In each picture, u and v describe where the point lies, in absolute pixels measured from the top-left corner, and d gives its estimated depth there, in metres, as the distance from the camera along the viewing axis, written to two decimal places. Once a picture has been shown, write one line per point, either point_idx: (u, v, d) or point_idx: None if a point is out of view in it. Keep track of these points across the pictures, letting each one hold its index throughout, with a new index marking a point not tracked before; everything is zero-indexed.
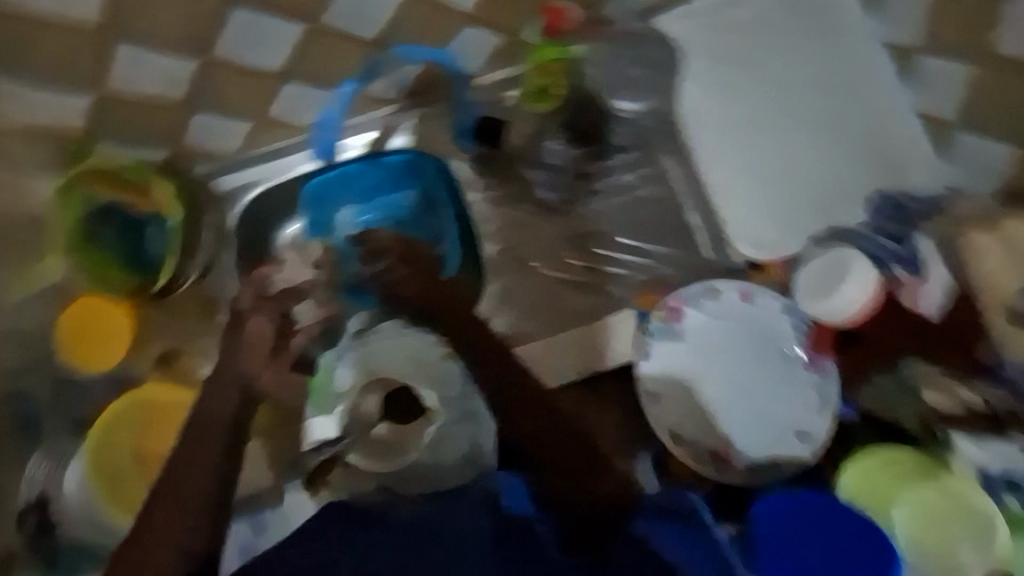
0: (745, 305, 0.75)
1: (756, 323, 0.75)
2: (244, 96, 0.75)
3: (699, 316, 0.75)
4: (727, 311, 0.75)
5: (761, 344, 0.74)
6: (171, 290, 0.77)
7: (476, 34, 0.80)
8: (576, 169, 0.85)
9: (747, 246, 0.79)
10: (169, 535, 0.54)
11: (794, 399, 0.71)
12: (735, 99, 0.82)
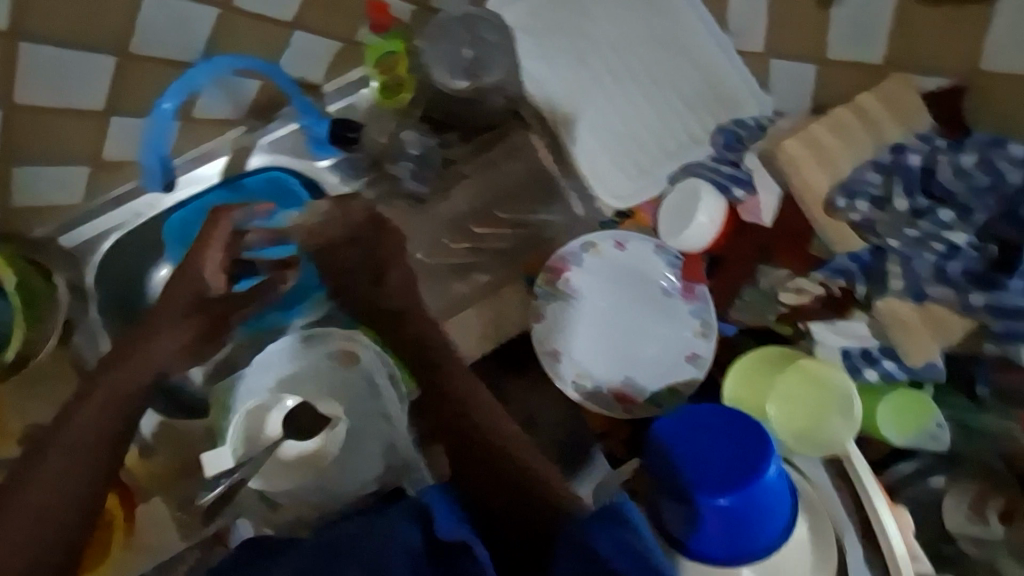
0: (623, 254, 0.80)
1: (633, 270, 0.80)
2: (74, 152, 0.68)
3: (585, 273, 0.81)
4: (607, 264, 0.81)
5: (640, 290, 0.80)
6: (29, 358, 0.72)
7: (308, 38, 0.76)
8: (438, 155, 0.86)
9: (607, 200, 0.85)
10: (58, 483, 0.51)
11: (674, 333, 0.78)
12: (572, 63, 0.87)
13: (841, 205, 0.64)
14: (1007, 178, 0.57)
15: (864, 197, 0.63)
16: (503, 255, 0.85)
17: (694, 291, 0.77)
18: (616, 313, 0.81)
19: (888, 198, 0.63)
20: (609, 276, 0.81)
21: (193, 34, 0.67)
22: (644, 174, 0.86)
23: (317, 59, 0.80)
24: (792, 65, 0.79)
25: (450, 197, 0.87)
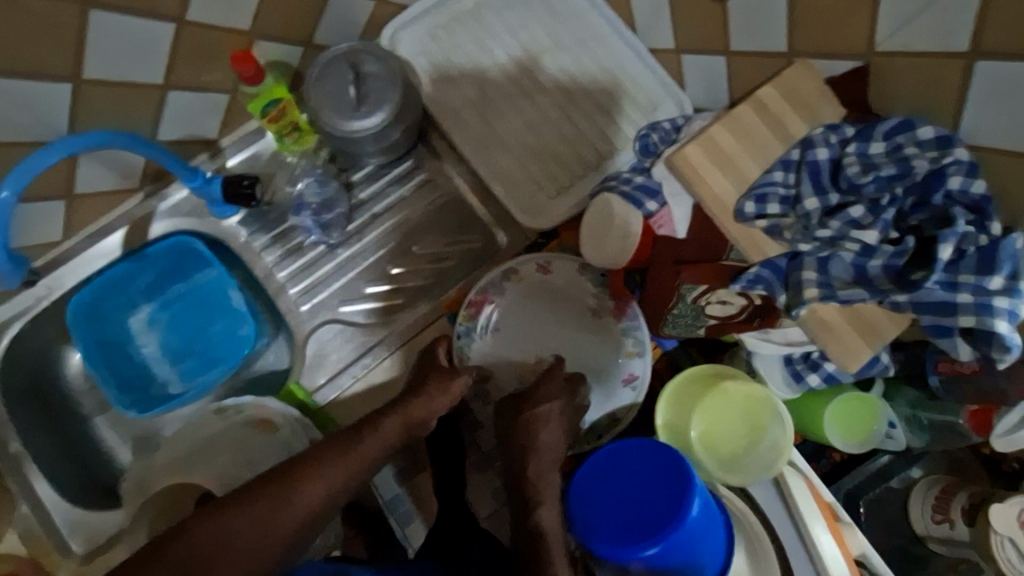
0: (546, 280, 0.77)
1: (562, 294, 0.78)
2: None
3: (503, 304, 0.77)
4: (531, 292, 0.78)
5: (568, 314, 0.77)
6: None
7: (186, 96, 0.72)
8: (346, 197, 0.84)
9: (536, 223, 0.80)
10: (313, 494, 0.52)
11: (604, 356, 0.74)
12: (479, 82, 0.83)
13: (750, 211, 0.61)
14: (913, 167, 0.54)
15: (773, 199, 0.60)
16: (423, 291, 0.83)
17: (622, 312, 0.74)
18: (542, 344, 0.77)
19: (795, 198, 0.61)
20: (526, 306, 0.78)
21: (53, 112, 0.62)
22: (565, 190, 0.81)
23: (205, 116, 0.76)
24: (701, 59, 0.75)
25: (365, 239, 0.84)
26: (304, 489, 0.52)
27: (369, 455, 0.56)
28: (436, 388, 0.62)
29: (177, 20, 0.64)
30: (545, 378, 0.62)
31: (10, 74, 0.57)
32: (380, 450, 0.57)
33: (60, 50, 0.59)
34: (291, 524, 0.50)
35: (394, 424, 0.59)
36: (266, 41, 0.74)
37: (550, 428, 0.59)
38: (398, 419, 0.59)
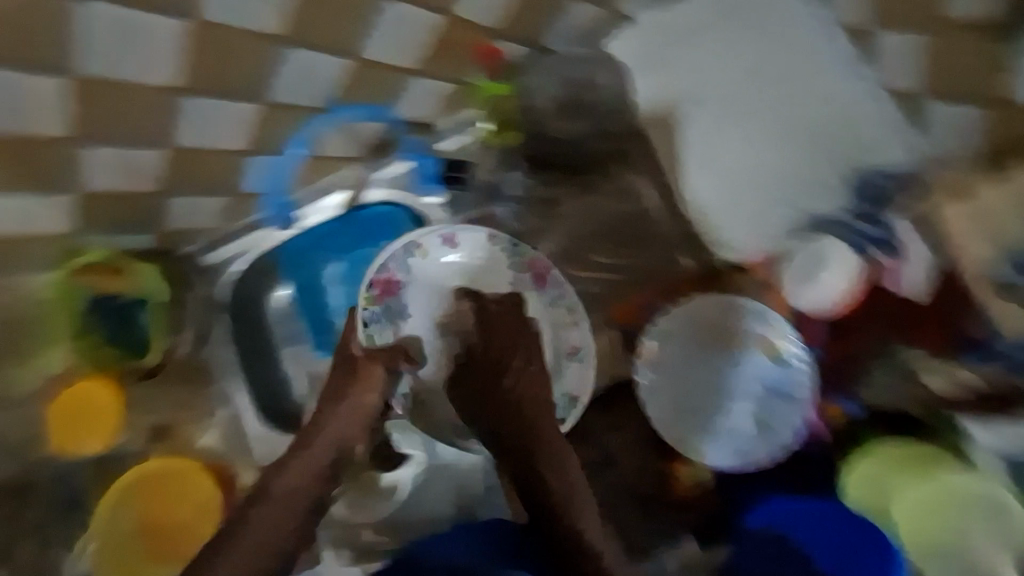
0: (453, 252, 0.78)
1: (450, 267, 0.78)
2: (202, 187, 0.75)
3: (417, 286, 0.77)
4: (431, 271, 0.78)
5: (704, 341, 0.76)
6: (160, 367, 0.80)
7: (424, 81, 0.78)
8: (537, 193, 0.85)
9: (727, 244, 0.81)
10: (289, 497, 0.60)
11: (670, 369, 0.76)
12: (687, 99, 0.82)
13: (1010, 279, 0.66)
14: None
15: None
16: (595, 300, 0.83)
17: (543, 280, 0.79)
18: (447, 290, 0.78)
19: None
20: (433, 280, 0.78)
21: (324, 79, 0.71)
22: (742, 218, 0.81)
23: (430, 98, 0.81)
24: (954, 111, 0.73)
25: (547, 237, 0.86)
26: (247, 530, 0.58)
27: (296, 493, 0.60)
28: (360, 383, 0.65)
29: (441, 13, 0.72)
30: (485, 323, 0.70)
31: (308, 44, 0.66)
32: (308, 480, 0.61)
33: (347, 26, 0.67)
34: (266, 556, 0.58)
35: (307, 461, 0.62)
36: (501, 39, 0.78)
37: (542, 413, 0.67)
38: (302, 459, 0.62)
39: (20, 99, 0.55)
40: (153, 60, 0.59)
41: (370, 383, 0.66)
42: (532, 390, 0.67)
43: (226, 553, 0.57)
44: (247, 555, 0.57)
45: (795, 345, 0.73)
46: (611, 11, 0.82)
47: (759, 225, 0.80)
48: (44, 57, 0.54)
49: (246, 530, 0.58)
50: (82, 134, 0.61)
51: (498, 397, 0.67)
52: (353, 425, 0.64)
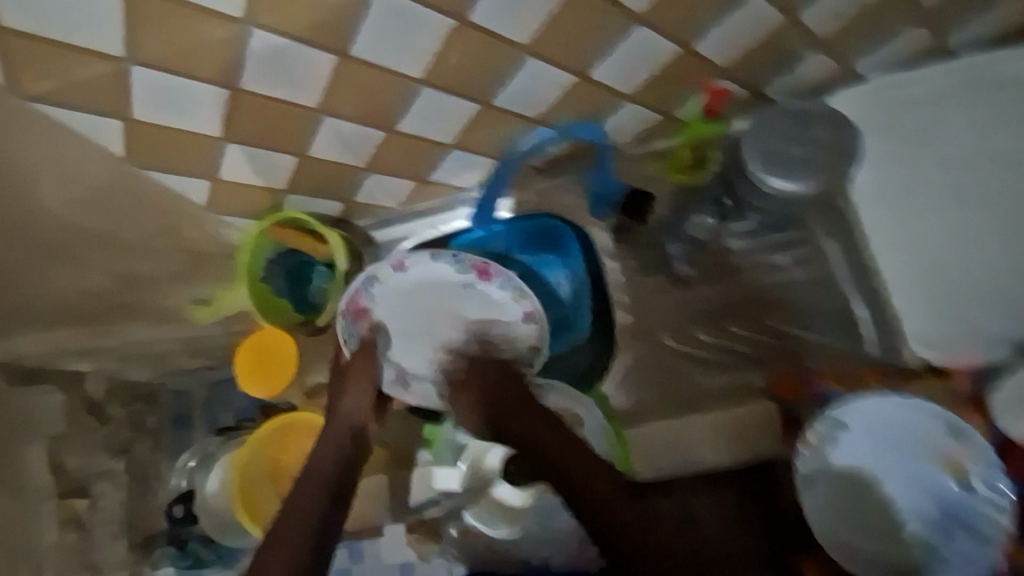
0: (407, 273, 0.71)
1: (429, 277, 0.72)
2: (399, 171, 0.81)
3: (384, 306, 0.73)
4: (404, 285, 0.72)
5: (891, 443, 0.66)
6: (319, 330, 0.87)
7: (634, 107, 0.76)
8: (717, 243, 0.81)
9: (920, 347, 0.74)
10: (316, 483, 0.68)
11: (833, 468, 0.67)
12: (908, 174, 0.76)
13: None
14: None
15: None
16: (755, 363, 0.79)
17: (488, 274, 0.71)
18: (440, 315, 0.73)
19: None
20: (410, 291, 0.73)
21: (543, 92, 0.70)
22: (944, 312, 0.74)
23: (630, 124, 0.79)
24: None
25: (716, 287, 0.82)
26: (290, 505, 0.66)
27: (323, 474, 0.68)
28: (353, 379, 0.72)
29: (681, 43, 0.67)
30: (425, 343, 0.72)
31: (544, 58, 0.65)
32: (332, 452, 0.70)
33: (588, 45, 0.64)
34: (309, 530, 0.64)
35: (325, 447, 0.70)
36: (727, 77, 0.73)
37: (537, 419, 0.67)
38: (326, 440, 0.71)
39: (289, 74, 0.60)
40: (409, 54, 0.60)
41: (363, 373, 0.73)
42: (460, 370, 0.71)
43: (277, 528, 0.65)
44: (294, 526, 0.64)
45: (984, 471, 0.63)
46: (846, 69, 0.76)
47: (963, 327, 0.73)
48: (319, 39, 0.56)
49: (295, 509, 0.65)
50: (324, 109, 0.66)
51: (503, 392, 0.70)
52: (360, 409, 0.72)
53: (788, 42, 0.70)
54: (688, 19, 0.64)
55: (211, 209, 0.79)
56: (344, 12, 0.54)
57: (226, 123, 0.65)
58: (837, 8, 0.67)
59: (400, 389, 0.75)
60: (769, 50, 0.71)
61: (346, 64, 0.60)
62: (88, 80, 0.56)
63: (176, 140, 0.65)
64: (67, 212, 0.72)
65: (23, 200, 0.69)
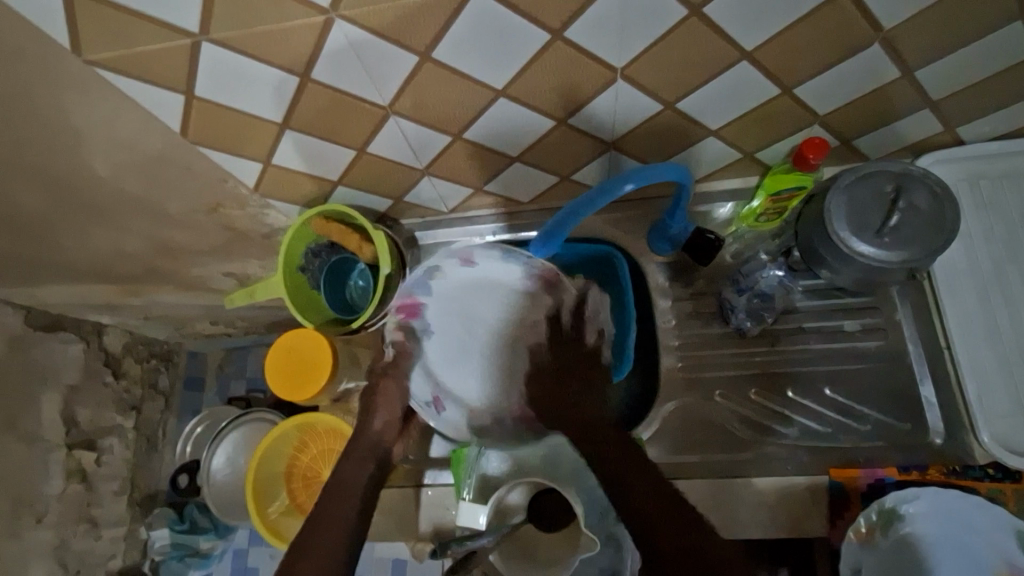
0: (471, 269, 0.75)
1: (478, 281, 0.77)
2: (458, 178, 0.77)
3: (435, 304, 0.76)
4: (452, 285, 0.76)
5: (966, 539, 0.65)
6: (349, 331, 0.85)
7: (717, 144, 0.71)
8: (783, 299, 0.78)
9: (1002, 442, 0.68)
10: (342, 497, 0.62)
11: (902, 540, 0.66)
12: (996, 253, 0.73)
13: None
14: None
15: None
16: (809, 438, 0.75)
17: (557, 284, 0.73)
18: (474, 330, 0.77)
19: None
20: (462, 289, 0.77)
21: (625, 118, 0.66)
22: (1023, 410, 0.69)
23: (706, 161, 0.75)
24: None
25: (777, 348, 0.78)
26: (317, 525, 0.59)
27: (352, 493, 0.63)
28: (386, 397, 0.71)
29: (784, 87, 0.62)
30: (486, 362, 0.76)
31: (635, 85, 0.61)
32: (362, 468, 0.65)
33: (686, 77, 0.60)
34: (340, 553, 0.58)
35: (355, 467, 0.65)
36: (822, 126, 0.68)
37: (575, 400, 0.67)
38: (355, 458, 0.66)
39: (366, 70, 0.56)
40: (495, 65, 0.56)
41: (392, 393, 0.72)
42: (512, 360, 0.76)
43: (307, 547, 0.58)
44: (320, 540, 0.58)
45: None
46: (946, 130, 0.71)
47: None
48: (405, 39, 0.52)
49: (325, 517, 0.60)
50: (395, 109, 0.62)
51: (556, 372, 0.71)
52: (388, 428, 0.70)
53: (898, 99, 0.64)
54: (800, 64, 0.59)
55: (258, 192, 0.76)
56: (437, 16, 0.50)
57: (291, 110, 0.61)
58: (963, 73, 0.61)
59: (433, 411, 0.75)
60: (877, 104, 0.65)
61: (427, 67, 0.56)
62: (157, 52, 0.52)
63: (237, 122, 0.62)
64: (116, 177, 0.69)
65: (71, 162, 0.66)
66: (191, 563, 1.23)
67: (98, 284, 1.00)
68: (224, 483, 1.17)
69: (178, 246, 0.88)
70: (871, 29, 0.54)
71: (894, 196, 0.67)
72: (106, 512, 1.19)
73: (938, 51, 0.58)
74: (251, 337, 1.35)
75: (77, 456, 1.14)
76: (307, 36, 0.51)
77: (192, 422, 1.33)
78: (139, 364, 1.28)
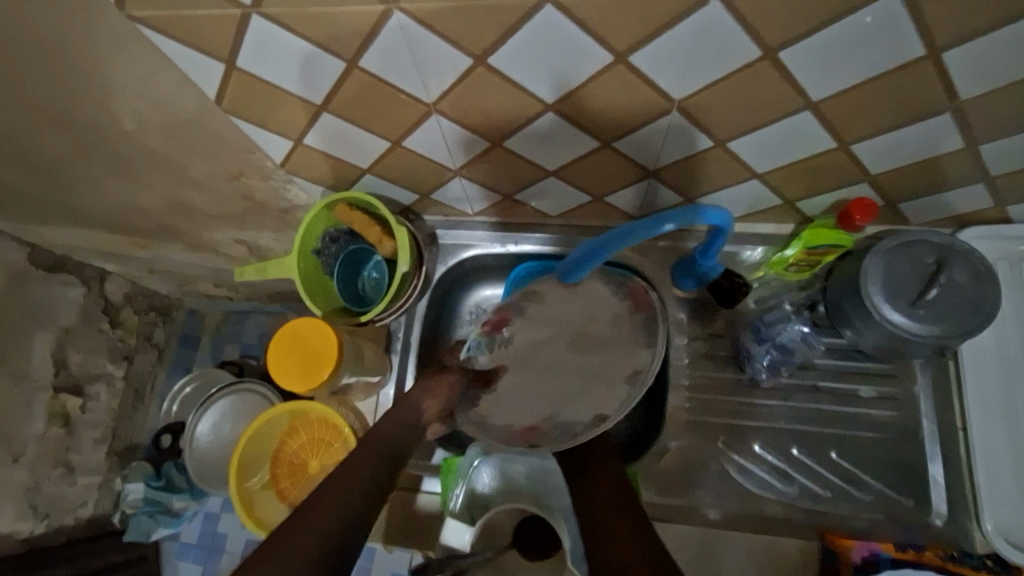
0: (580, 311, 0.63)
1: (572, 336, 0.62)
2: (490, 183, 0.75)
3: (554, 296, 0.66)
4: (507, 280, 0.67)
5: None
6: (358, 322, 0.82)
7: (760, 188, 0.69)
8: (804, 355, 0.76)
9: (1009, 534, 0.66)
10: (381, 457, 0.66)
11: None
12: None
13: None
14: None
15: None
16: (809, 499, 0.73)
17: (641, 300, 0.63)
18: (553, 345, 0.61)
19: None
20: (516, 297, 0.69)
21: (673, 149, 0.64)
22: None
23: (744, 203, 0.73)
24: None
25: (787, 404, 0.76)
26: (355, 461, 0.64)
27: (384, 441, 0.68)
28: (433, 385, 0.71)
29: (841, 143, 0.60)
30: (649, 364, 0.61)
31: (691, 118, 0.58)
32: (400, 428, 0.70)
33: (744, 119, 0.58)
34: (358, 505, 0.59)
35: (368, 463, 0.64)
36: (871, 186, 0.66)
37: (618, 510, 0.59)
38: (392, 415, 0.71)
39: (416, 63, 0.53)
40: (550, 79, 0.54)
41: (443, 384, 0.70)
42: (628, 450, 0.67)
43: (324, 497, 0.58)
44: (336, 491, 0.59)
45: None
46: (996, 208, 0.69)
47: None
48: (462, 40, 0.50)
49: (364, 456, 0.65)
50: (437, 107, 0.60)
51: (605, 476, 0.65)
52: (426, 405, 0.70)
53: (956, 171, 0.62)
54: (865, 121, 0.56)
55: (284, 168, 0.74)
56: (500, 22, 0.47)
57: (331, 92, 0.59)
58: None
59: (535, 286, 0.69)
60: (935, 174, 0.63)
61: (479, 71, 0.54)
62: (202, 18, 0.50)
63: (272, 97, 0.60)
64: (141, 133, 0.67)
65: (99, 110, 0.64)
66: (161, 521, 1.20)
67: (106, 232, 0.98)
68: (204, 450, 1.15)
69: (193, 207, 0.85)
70: (946, 97, 0.52)
71: (936, 268, 0.65)
72: (83, 459, 1.17)
73: (1008, 129, 0.55)
74: (252, 304, 1.34)
75: (61, 400, 1.12)
76: (361, 24, 0.49)
77: (182, 380, 1.32)
78: (136, 316, 1.27)
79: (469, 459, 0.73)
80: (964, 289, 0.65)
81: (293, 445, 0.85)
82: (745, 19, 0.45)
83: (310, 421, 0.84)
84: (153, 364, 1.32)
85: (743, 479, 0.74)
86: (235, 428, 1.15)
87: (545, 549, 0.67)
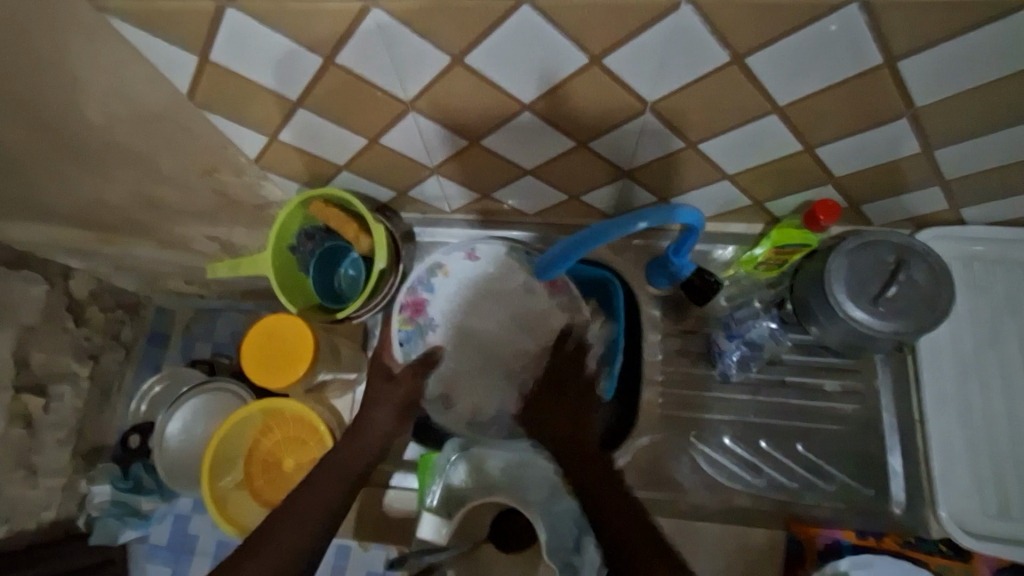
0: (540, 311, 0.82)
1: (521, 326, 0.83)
2: (467, 181, 0.76)
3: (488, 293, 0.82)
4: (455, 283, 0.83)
5: None
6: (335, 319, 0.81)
7: (730, 188, 0.71)
8: (772, 351, 0.78)
9: (962, 519, 0.70)
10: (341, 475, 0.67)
11: None
12: (979, 335, 0.75)
13: None
14: None
15: None
16: (776, 491, 0.75)
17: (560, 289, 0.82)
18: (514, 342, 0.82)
19: None
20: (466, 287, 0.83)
21: (646, 149, 0.65)
22: (981, 492, 0.71)
23: (715, 203, 0.75)
24: None
25: (755, 398, 0.78)
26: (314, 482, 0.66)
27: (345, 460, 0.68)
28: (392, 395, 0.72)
29: (806, 145, 0.62)
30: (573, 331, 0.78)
31: (663, 121, 0.60)
32: (363, 446, 0.70)
33: (716, 122, 0.59)
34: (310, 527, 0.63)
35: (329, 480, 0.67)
36: (834, 187, 0.69)
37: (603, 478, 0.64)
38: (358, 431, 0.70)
39: (394, 62, 0.54)
40: (527, 79, 0.55)
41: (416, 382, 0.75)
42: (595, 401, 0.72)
43: (277, 525, 0.62)
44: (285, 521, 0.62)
45: None
46: (950, 210, 0.72)
47: (995, 507, 0.70)
48: (440, 40, 0.50)
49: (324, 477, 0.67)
50: (415, 105, 0.60)
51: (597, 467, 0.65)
52: (386, 417, 0.71)
53: (914, 174, 0.65)
54: (829, 125, 0.58)
55: (258, 163, 0.73)
56: (477, 22, 0.48)
57: (307, 88, 0.59)
58: (981, 160, 0.61)
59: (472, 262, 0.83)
60: (894, 177, 0.66)
61: (457, 70, 0.54)
62: (175, 11, 0.49)
63: (246, 92, 0.59)
64: (109, 126, 0.66)
65: (64, 102, 0.62)
66: (130, 523, 1.19)
67: (71, 227, 0.95)
68: (175, 450, 1.13)
69: (164, 202, 0.83)
70: (903, 104, 0.55)
71: (895, 267, 0.68)
72: (48, 461, 1.13)
73: (961, 135, 0.58)
74: (225, 301, 1.31)
75: (23, 400, 1.07)
76: (338, 21, 0.49)
77: (151, 379, 1.29)
78: (103, 314, 1.23)
79: (447, 457, 0.74)
80: (921, 287, 0.68)
81: (265, 443, 0.84)
82: (715, 25, 0.47)
83: (285, 417, 0.84)
84: (121, 363, 1.29)
85: (715, 471, 0.77)
86: (207, 428, 1.13)
87: (520, 542, 0.68)
